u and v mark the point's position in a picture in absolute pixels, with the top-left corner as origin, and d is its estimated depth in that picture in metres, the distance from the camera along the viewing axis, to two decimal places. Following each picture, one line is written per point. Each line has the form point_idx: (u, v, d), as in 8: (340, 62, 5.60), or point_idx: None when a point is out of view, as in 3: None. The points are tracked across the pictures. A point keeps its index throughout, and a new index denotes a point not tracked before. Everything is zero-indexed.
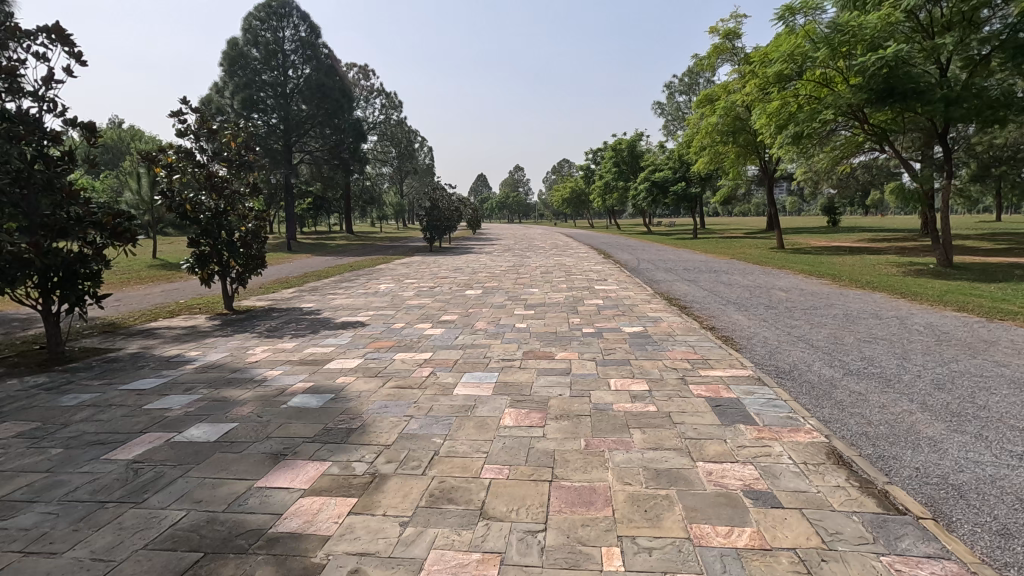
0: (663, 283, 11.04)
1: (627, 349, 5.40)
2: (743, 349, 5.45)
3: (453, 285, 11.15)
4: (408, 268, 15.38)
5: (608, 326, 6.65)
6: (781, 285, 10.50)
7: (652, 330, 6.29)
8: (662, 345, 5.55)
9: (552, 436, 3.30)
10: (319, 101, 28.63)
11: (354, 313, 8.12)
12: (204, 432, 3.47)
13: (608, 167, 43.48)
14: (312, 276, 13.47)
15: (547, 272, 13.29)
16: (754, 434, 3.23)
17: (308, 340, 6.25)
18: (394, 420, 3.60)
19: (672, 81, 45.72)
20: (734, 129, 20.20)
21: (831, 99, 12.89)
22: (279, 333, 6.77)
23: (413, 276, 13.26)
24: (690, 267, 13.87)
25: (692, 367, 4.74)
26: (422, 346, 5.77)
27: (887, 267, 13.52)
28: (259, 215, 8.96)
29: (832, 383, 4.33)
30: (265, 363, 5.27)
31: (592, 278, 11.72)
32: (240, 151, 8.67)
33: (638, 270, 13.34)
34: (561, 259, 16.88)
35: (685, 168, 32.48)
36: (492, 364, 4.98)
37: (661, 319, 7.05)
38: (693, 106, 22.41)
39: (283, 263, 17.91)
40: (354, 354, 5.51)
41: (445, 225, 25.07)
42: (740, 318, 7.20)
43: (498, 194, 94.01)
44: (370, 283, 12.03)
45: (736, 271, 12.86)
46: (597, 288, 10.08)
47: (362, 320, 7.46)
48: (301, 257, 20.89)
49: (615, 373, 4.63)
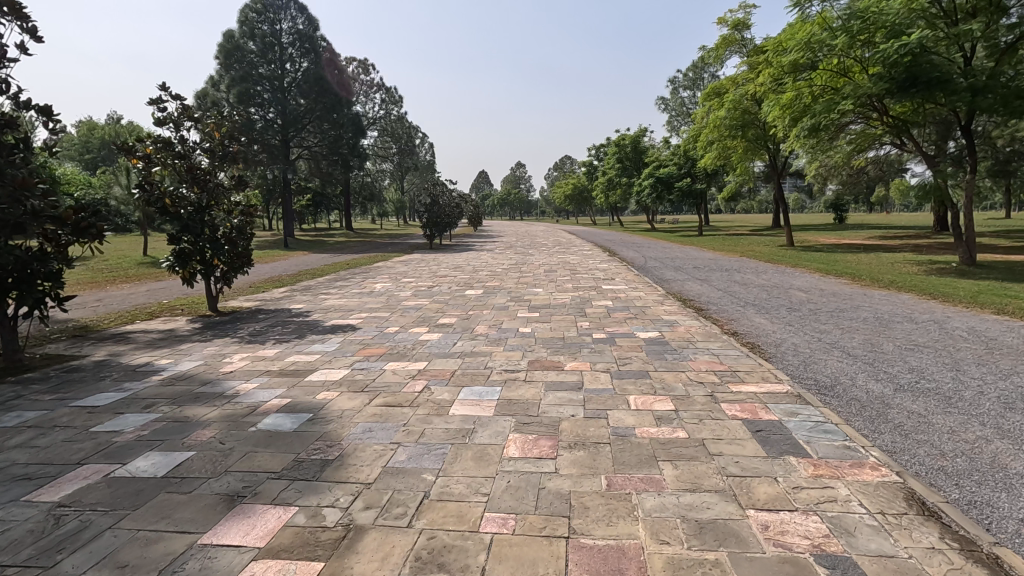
0: (674, 282, 10.45)
1: (644, 359, 4.85)
2: (773, 359, 4.87)
3: (453, 285, 10.59)
4: (407, 266, 14.82)
5: (621, 331, 6.09)
6: (800, 285, 9.91)
7: (669, 336, 5.73)
8: (683, 354, 4.99)
9: (566, 472, 2.74)
10: (317, 95, 28.06)
11: (345, 315, 7.57)
12: (153, 465, 2.92)
13: (611, 163, 42.86)
14: (306, 274, 12.92)
15: (551, 270, 12.72)
16: (810, 470, 2.68)
17: (292, 347, 5.70)
18: (378, 450, 3.04)
19: (676, 76, 45.00)
20: (744, 124, 19.54)
21: (849, 89, 12.29)
22: (263, 338, 6.22)
23: (411, 275, 12.70)
24: (700, 266, 13.26)
25: (720, 381, 4.18)
26: (417, 355, 5.22)
27: (908, 265, 12.89)
28: (246, 210, 8.42)
29: (884, 402, 3.76)
30: (240, 375, 4.72)
31: (598, 278, 11.14)
32: (223, 142, 8.13)
33: (646, 269, 12.75)
34: (565, 257, 16.30)
35: (691, 164, 31.78)
36: (494, 376, 4.42)
37: (677, 323, 6.48)
38: (700, 99, 21.75)
39: (277, 261, 17.36)
40: (340, 363, 4.97)
41: (445, 222, 24.49)
42: (763, 322, 6.63)
43: (500, 191, 93.36)
44: (366, 282, 11.47)
45: (749, 270, 12.24)
46: (605, 288, 9.52)
47: (353, 323, 6.91)
48: (297, 255, 20.35)
49: (633, 388, 4.07)
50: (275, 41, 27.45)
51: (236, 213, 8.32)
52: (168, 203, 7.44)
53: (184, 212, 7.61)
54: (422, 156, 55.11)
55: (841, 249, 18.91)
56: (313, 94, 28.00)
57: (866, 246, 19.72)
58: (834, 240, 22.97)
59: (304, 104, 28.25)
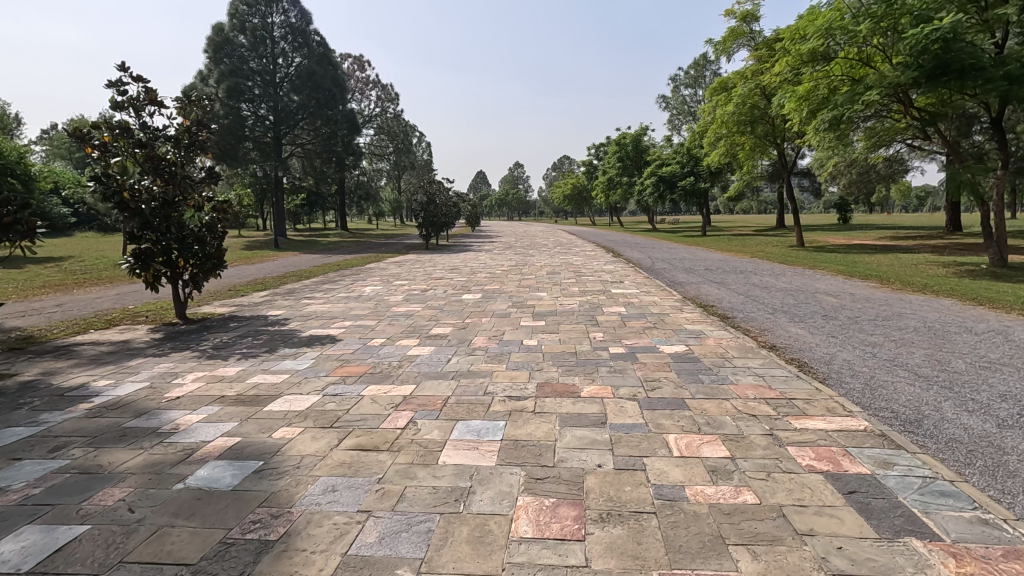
0: (689, 285, 9.63)
1: (675, 382, 4.03)
2: (831, 381, 4.06)
3: (449, 288, 9.77)
4: (400, 268, 13.98)
5: (641, 344, 5.28)
6: (826, 289, 9.10)
7: (699, 351, 4.92)
8: (720, 376, 4.17)
9: (603, 566, 1.92)
10: (310, 90, 27.25)
11: (326, 324, 6.74)
12: (19, 551, 2.08)
13: (611, 162, 42.11)
14: (292, 276, 12.11)
15: (554, 272, 11.89)
16: (950, 566, 1.88)
17: (258, 364, 4.87)
18: (340, 526, 2.22)
19: (677, 74, 44.31)
20: (752, 119, 18.78)
21: (871, 79, 11.54)
22: (227, 352, 5.38)
23: (404, 277, 11.89)
24: (713, 268, 12.47)
25: (777, 414, 3.37)
26: (403, 375, 4.39)
27: (933, 267, 12.11)
28: (219, 205, 7.54)
29: (994, 444, 2.94)
30: (186, 402, 3.88)
31: (606, 280, 10.30)
32: (194, 130, 7.24)
33: (656, 271, 11.93)
34: (568, 258, 15.47)
35: (694, 163, 30.97)
36: (497, 406, 3.61)
37: (704, 334, 5.67)
38: (707, 94, 20.99)
39: (266, 262, 16.60)
40: (311, 386, 4.14)
41: (441, 221, 23.71)
42: (800, 331, 5.85)
43: (498, 192, 92.55)
44: (355, 286, 10.64)
45: (765, 273, 11.45)
46: (614, 292, 8.72)
47: (335, 333, 6.11)
48: (287, 255, 19.58)
49: (671, 423, 3.25)
50: (265, 34, 26.62)
51: (207, 209, 7.45)
52: (126, 197, 6.56)
53: (145, 208, 6.73)
54: (419, 156, 54.35)
55: (853, 249, 18.19)
56: (306, 89, 27.16)
57: (879, 246, 18.97)
58: (844, 240, 22.25)
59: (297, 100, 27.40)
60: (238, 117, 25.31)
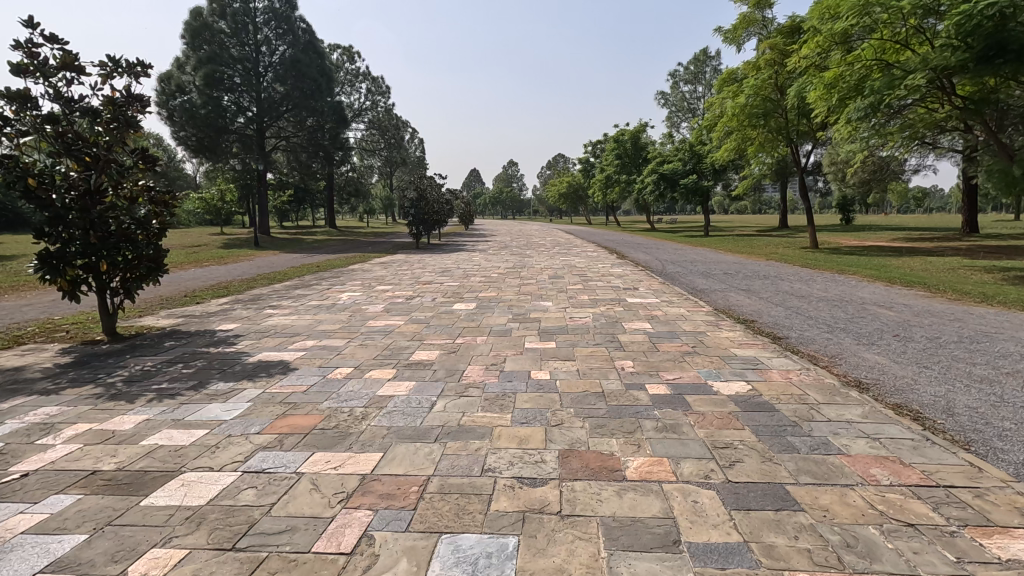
0: (716, 293, 8.39)
1: (756, 451, 2.78)
2: (986, 452, 2.79)
3: (438, 296, 8.49)
4: (386, 270, 12.64)
5: (685, 379, 4.03)
6: (876, 299, 7.87)
7: (769, 394, 3.67)
8: (817, 439, 2.91)
9: None
10: (296, 79, 25.85)
11: (285, 344, 5.43)
12: None
13: (609, 160, 40.94)
14: (263, 279, 10.81)
15: (557, 277, 10.62)
16: None
17: (172, 410, 3.56)
18: None
19: (677, 70, 43.23)
20: (766, 112, 17.62)
21: (909, 64, 10.29)
22: (141, 388, 4.06)
23: (388, 282, 10.59)
24: (733, 272, 11.28)
25: (949, 524, 2.12)
26: (366, 433, 3.12)
27: (975, 272, 10.96)
28: (159, 197, 6.19)
29: None
30: (30, 485, 2.57)
31: (618, 287, 9.04)
32: (125, 102, 5.80)
33: (671, 275, 10.71)
34: (570, 260, 14.25)
35: (696, 160, 29.73)
36: (502, 500, 2.34)
37: (763, 365, 4.42)
38: (716, 85, 19.85)
39: (241, 262, 15.32)
40: (230, 455, 2.84)
41: (432, 219, 22.44)
42: (880, 359, 4.64)
43: (492, 190, 91.19)
44: (331, 291, 9.35)
45: (793, 278, 10.27)
46: (631, 303, 7.46)
47: (291, 359, 4.81)
48: (266, 255, 18.24)
49: (791, 548, 1.98)
50: (247, 20, 25.14)
51: (143, 201, 6.11)
52: (33, 184, 5.24)
53: (58, 198, 5.40)
54: (412, 152, 52.95)
55: (872, 251, 17.09)
56: (290, 79, 25.73)
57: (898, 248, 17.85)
58: (856, 241, 21.16)
59: (281, 90, 26.00)
60: (218, 107, 23.77)
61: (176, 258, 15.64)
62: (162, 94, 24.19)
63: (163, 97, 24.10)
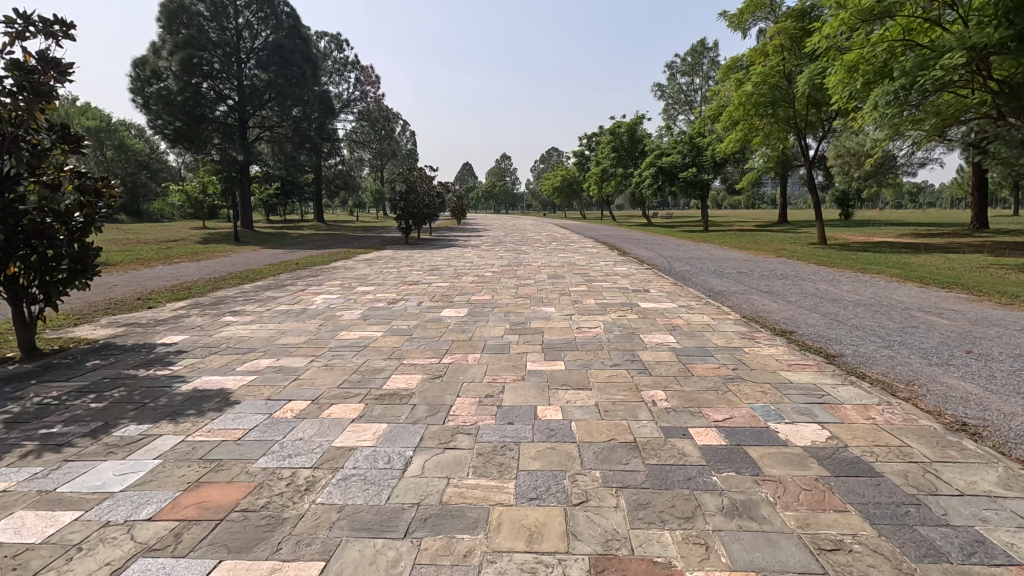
0: (737, 297, 7.47)
1: (886, 560, 1.85)
2: None
3: (425, 299, 7.52)
4: (369, 268, 11.62)
5: (740, 420, 3.09)
6: (918, 303, 6.97)
7: (859, 447, 2.73)
8: (964, 535, 1.98)
9: None
10: (279, 66, 24.63)
11: (233, 365, 4.43)
12: None
13: (605, 153, 39.96)
14: (233, 280, 9.80)
15: (558, 276, 9.69)
16: None
17: (46, 476, 2.56)
18: None
19: (674, 61, 42.30)
20: (773, 101, 16.72)
21: (941, 42, 9.36)
22: (21, 435, 3.05)
23: (371, 282, 9.60)
24: (747, 271, 10.41)
25: None
26: (306, 520, 2.16)
27: (1005, 271, 10.15)
28: (90, 184, 5.18)
29: None
30: None
31: (626, 289, 8.12)
32: (37, 68, 4.72)
33: (682, 274, 9.83)
34: (569, 257, 13.30)
35: (696, 153, 28.82)
36: None
37: (828, 397, 3.50)
38: (720, 73, 18.93)
39: (215, 260, 14.24)
40: (90, 570, 1.87)
41: (422, 213, 21.44)
42: (970, 386, 3.71)
43: (485, 184, 89.93)
44: (306, 294, 8.35)
45: (815, 278, 9.44)
46: (645, 309, 6.51)
47: (233, 387, 3.82)
48: (244, 250, 17.14)
49: None
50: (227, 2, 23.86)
51: (70, 189, 5.09)
52: None
53: None
54: (403, 145, 51.68)
55: (883, 247, 16.31)
56: (273, 65, 24.54)
57: (910, 244, 17.06)
58: (864, 236, 20.40)
59: (263, 77, 24.81)
60: (195, 94, 22.64)
61: (146, 254, 14.51)
62: (137, 79, 23.03)
63: (139, 83, 22.96)
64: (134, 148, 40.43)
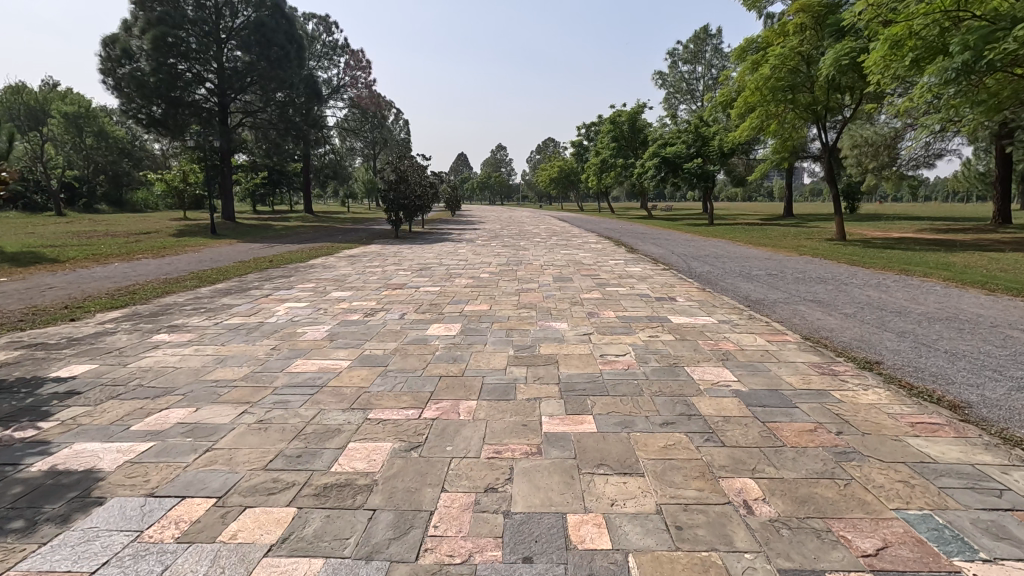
0: (783, 309, 6.27)
1: None
2: None
3: (409, 310, 6.26)
4: (351, 267, 10.32)
5: (910, 558, 1.86)
6: (1004, 319, 5.77)
7: None
8: None
9: None
10: (260, 46, 23.05)
11: (130, 420, 3.16)
12: None
13: (604, 142, 38.59)
14: (192, 282, 8.49)
15: (565, 278, 8.46)
16: None
17: None
18: None
19: (676, 48, 40.96)
20: (793, 85, 15.55)
21: (1006, 12, 8.20)
22: None
23: (350, 284, 8.32)
24: (778, 273, 9.22)
25: None
26: None
27: None
28: None
29: None
30: None
31: (647, 297, 6.89)
32: None
33: (707, 277, 8.64)
34: (574, 254, 12.04)
35: (701, 143, 27.57)
36: None
37: (1013, 495, 2.26)
38: (733, 56, 17.67)
39: (182, 255, 12.86)
40: None
41: (414, 204, 20.14)
42: None
43: (480, 175, 88.26)
44: (271, 301, 7.07)
45: (859, 283, 8.24)
46: (678, 327, 5.27)
47: (107, 469, 2.55)
48: (220, 244, 15.77)
49: None
50: None
51: None
52: None
53: None
54: (395, 134, 50.12)
55: (907, 244, 15.18)
56: (255, 46, 23.03)
57: (935, 240, 15.94)
58: (881, 232, 19.29)
59: (245, 59, 23.33)
60: (170, 76, 21.06)
61: (108, 249, 13.13)
62: (107, 60, 21.44)
63: (110, 63, 21.39)
64: (114, 135, 38.23)
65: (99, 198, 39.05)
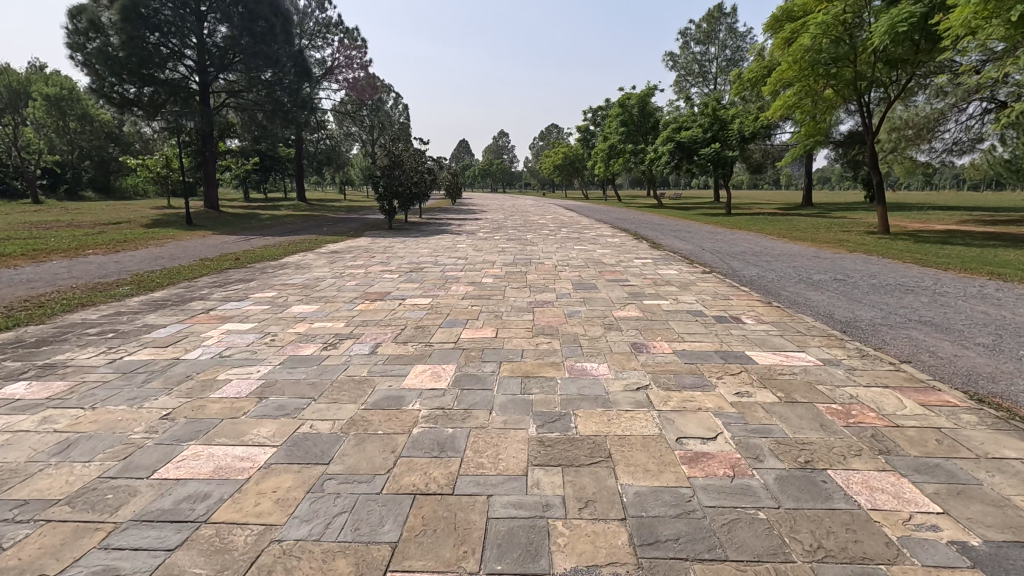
0: (901, 339, 4.53)
1: None
2: None
3: (385, 337, 4.61)
4: (328, 268, 8.66)
5: None
6: None
7: None
8: None
9: None
10: (243, 19, 21.02)
11: None
12: None
13: (612, 127, 36.52)
14: (126, 289, 6.85)
15: (587, 285, 6.77)
16: None
17: None
18: None
19: (688, 28, 38.93)
20: (836, 57, 13.67)
21: None
22: None
23: (320, 292, 6.69)
24: (849, 279, 7.46)
25: None
26: None
27: None
28: None
29: None
30: None
31: (702, 317, 5.21)
32: None
33: (765, 285, 6.89)
34: (590, 251, 10.35)
35: (719, 127, 25.61)
36: None
37: None
38: (764, 27, 15.84)
39: (139, 250, 11.17)
40: None
41: (409, 192, 18.38)
42: None
43: (481, 162, 85.98)
44: (209, 319, 5.41)
45: (960, 293, 6.52)
46: (773, 374, 3.59)
47: None
48: (191, 237, 14.12)
49: None
50: None
51: None
52: None
53: None
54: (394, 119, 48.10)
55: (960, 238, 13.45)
56: (237, 19, 21.02)
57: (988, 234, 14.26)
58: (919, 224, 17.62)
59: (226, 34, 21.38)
60: (143, 50, 19.17)
61: (57, 244, 11.45)
62: (74, 34, 19.52)
63: (77, 37, 19.47)
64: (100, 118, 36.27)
65: (84, 184, 37.68)
